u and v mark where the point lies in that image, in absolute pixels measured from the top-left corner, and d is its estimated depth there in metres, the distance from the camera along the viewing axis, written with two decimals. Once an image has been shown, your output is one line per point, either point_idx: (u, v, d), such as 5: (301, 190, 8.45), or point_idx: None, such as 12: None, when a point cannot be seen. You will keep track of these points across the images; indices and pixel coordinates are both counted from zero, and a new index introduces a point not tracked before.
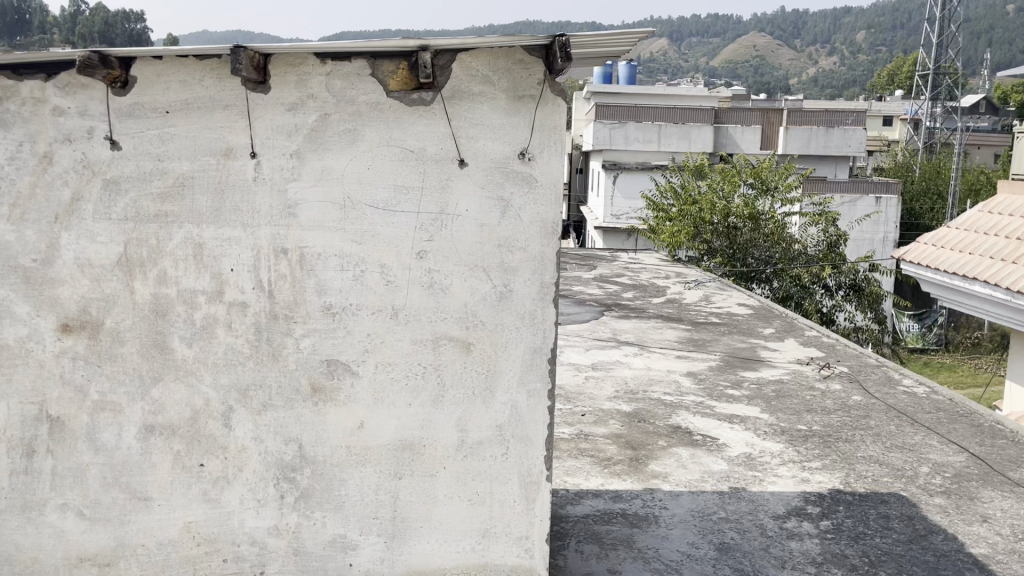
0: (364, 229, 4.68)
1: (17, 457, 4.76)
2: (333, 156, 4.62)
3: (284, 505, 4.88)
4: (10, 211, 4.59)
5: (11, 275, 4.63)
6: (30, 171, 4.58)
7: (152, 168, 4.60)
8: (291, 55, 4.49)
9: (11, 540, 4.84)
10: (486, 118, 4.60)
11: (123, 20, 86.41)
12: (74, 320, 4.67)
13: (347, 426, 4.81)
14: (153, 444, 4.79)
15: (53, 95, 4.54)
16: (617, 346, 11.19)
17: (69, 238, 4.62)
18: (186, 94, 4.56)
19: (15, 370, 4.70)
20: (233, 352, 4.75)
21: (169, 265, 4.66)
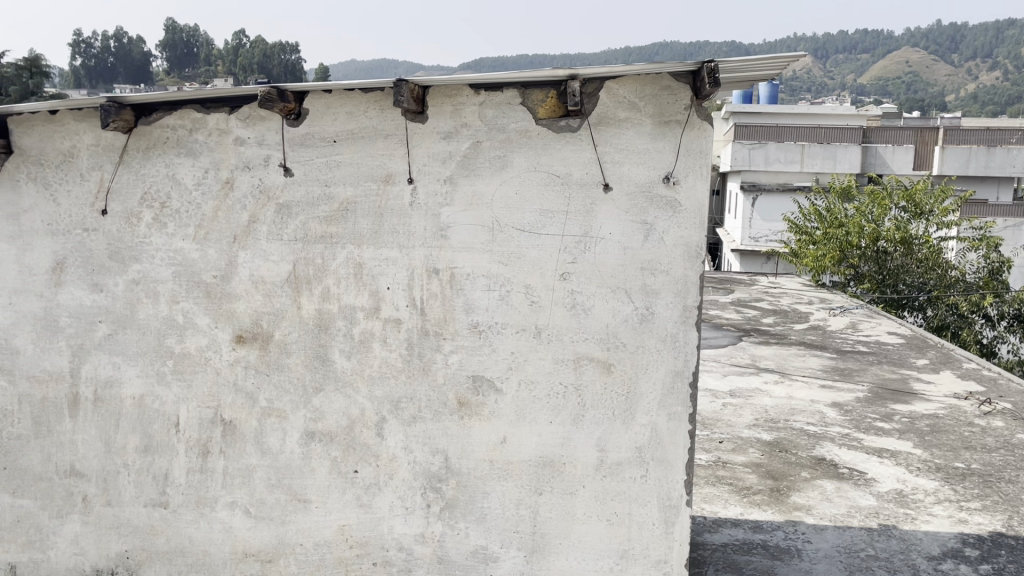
0: (511, 251, 4.85)
1: (194, 456, 5.22)
2: (484, 181, 4.84)
3: (430, 514, 5.09)
4: (196, 232, 5.08)
5: (195, 290, 5.11)
6: (213, 196, 5.06)
7: (319, 193, 4.97)
8: (448, 86, 4.76)
9: (186, 534, 5.29)
10: (633, 144, 4.69)
11: (280, 54, 92.33)
12: (247, 331, 5.10)
13: (490, 441, 4.98)
14: (313, 449, 5.14)
15: (235, 127, 5.00)
16: (757, 373, 10.91)
17: (245, 256, 5.06)
18: (352, 124, 4.91)
19: (195, 376, 5.17)
20: (387, 365, 5.04)
21: (333, 283, 5.01)
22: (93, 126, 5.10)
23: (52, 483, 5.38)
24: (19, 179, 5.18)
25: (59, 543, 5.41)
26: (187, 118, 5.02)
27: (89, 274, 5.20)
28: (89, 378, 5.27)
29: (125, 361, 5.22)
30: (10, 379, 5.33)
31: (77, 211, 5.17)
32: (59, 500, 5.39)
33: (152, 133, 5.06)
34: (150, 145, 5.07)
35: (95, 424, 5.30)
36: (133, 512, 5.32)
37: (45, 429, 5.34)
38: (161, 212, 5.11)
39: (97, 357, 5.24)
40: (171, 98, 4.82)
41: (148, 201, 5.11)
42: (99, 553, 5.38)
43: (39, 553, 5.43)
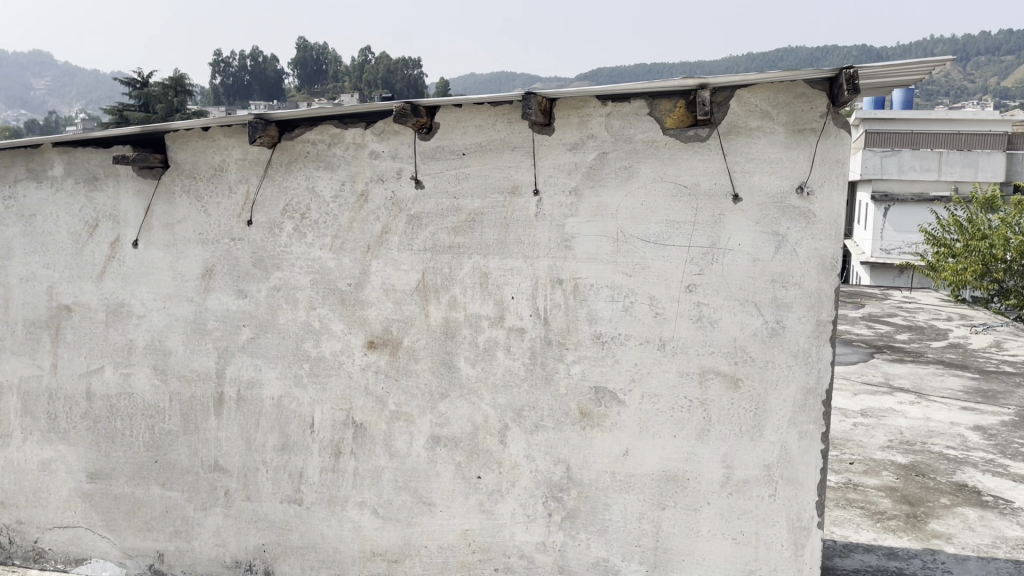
0: (636, 262, 4.83)
1: (327, 456, 5.46)
2: (609, 193, 4.84)
3: (551, 523, 5.11)
4: (332, 241, 5.33)
5: (330, 297, 5.36)
6: (349, 208, 5.29)
7: (448, 204, 5.11)
8: (575, 98, 4.79)
9: (319, 531, 5.52)
10: (764, 153, 4.58)
11: (404, 69, 95.17)
12: (378, 337, 5.30)
13: (612, 452, 4.96)
14: (439, 453, 5.27)
15: (371, 141, 5.21)
16: (891, 393, 10.37)
17: (377, 265, 5.26)
18: (480, 137, 5.01)
19: (329, 379, 5.41)
20: (511, 374, 5.11)
21: (460, 291, 5.14)
22: (241, 141, 5.44)
23: (198, 477, 5.74)
24: (174, 192, 5.58)
25: (203, 533, 5.75)
26: (326, 133, 5.27)
27: (235, 281, 5.53)
28: (233, 379, 5.60)
29: (266, 363, 5.52)
30: (163, 379, 5.73)
31: (224, 221, 5.52)
32: (204, 493, 5.73)
33: (294, 147, 5.34)
34: (292, 159, 5.36)
35: (237, 422, 5.62)
36: (270, 507, 5.61)
37: (192, 425, 5.71)
38: (301, 222, 5.38)
39: (241, 359, 5.57)
40: (312, 114, 5.08)
41: (289, 212, 5.40)
42: (238, 545, 5.69)
43: (184, 542, 5.79)
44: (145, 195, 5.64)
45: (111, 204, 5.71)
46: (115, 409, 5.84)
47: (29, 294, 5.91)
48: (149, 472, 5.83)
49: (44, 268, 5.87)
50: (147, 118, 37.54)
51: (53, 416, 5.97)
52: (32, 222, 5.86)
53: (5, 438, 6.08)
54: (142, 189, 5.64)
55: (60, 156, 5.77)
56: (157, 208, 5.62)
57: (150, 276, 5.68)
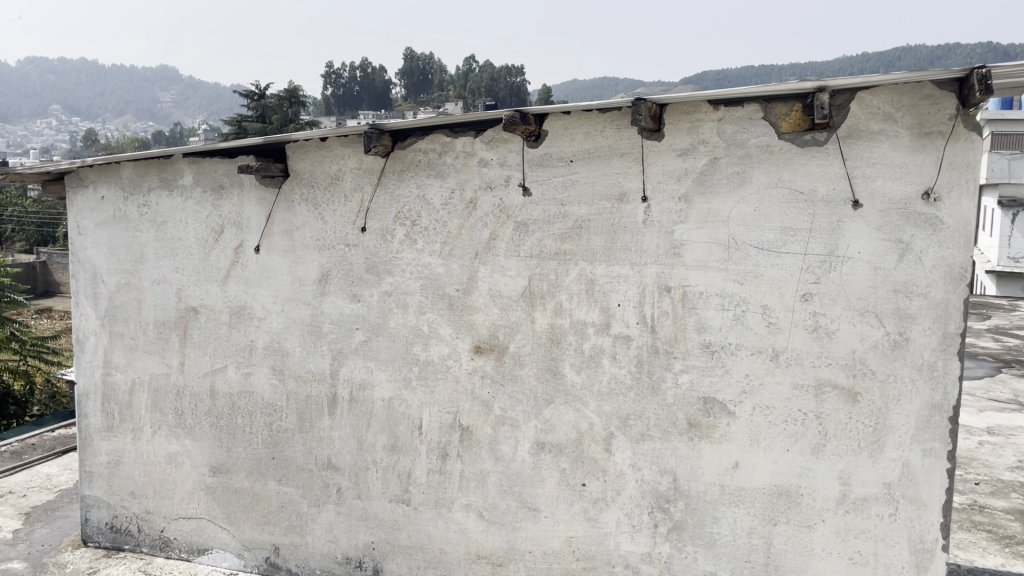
0: (749, 270, 4.71)
1: (435, 458, 5.57)
2: (721, 199, 4.74)
3: (657, 534, 5.04)
4: (442, 247, 5.43)
5: (439, 302, 5.47)
6: (458, 215, 5.38)
7: (556, 211, 5.13)
8: (687, 103, 4.72)
9: (426, 531, 5.64)
10: (886, 158, 4.38)
11: (507, 76, 96.10)
12: (485, 342, 5.36)
13: (721, 465, 4.85)
14: (544, 459, 5.29)
15: (480, 149, 5.28)
16: (1021, 411, 9.73)
17: (485, 272, 5.33)
18: (589, 144, 5.00)
19: (437, 382, 5.52)
20: (617, 382, 5.07)
21: (566, 298, 5.15)
22: (355, 151, 5.62)
23: (311, 474, 5.95)
24: (293, 200, 5.82)
25: (316, 529, 5.96)
26: (437, 141, 5.38)
27: (349, 285, 5.71)
28: (346, 380, 5.79)
29: (377, 365, 5.68)
30: (281, 378, 5.98)
31: (340, 228, 5.71)
32: (317, 489, 5.95)
33: (407, 156, 5.47)
34: (405, 167, 5.49)
35: (350, 422, 5.81)
36: (379, 506, 5.76)
37: (307, 424, 5.93)
38: (412, 229, 5.51)
39: (354, 361, 5.75)
40: (424, 123, 5.20)
41: (401, 219, 5.54)
42: (349, 542, 5.87)
43: (299, 537, 6.02)
44: (266, 203, 5.90)
45: (235, 211, 6.01)
46: (236, 406, 6.12)
47: (160, 297, 6.28)
48: (266, 468, 6.09)
49: (174, 272, 6.22)
50: (264, 128, 39.24)
51: (180, 412, 6.31)
52: (163, 229, 6.22)
53: (137, 431, 6.47)
54: (264, 197, 5.90)
55: (189, 166, 6.10)
56: (277, 216, 5.88)
57: (270, 280, 5.94)
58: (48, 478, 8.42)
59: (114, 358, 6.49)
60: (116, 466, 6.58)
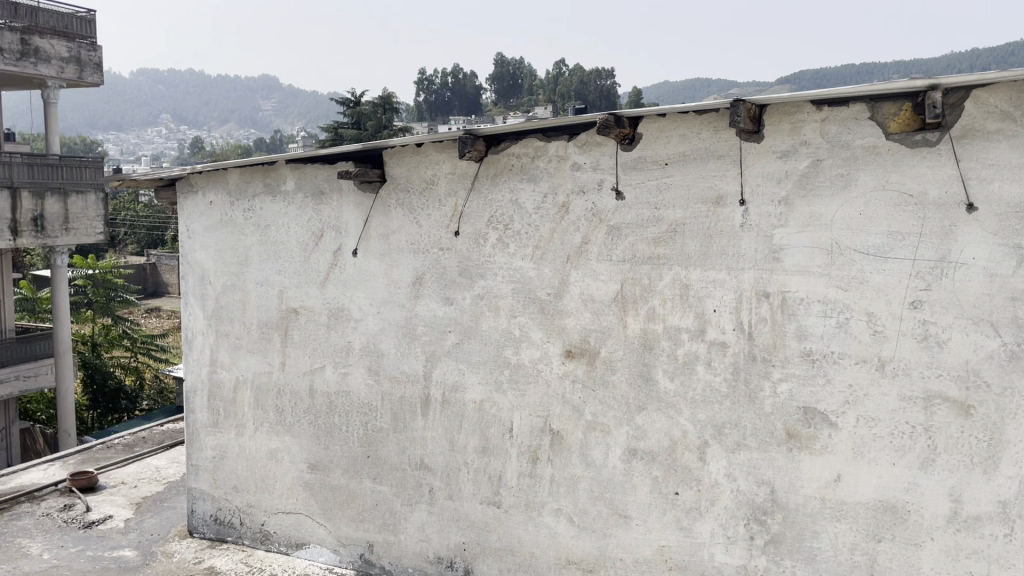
0: (853, 276, 4.53)
1: (525, 461, 5.59)
2: (823, 202, 4.59)
3: (753, 546, 4.90)
4: (534, 251, 5.45)
5: (531, 305, 5.48)
6: (551, 219, 5.38)
7: (650, 215, 5.06)
8: (788, 104, 4.59)
9: (516, 534, 5.65)
10: (1004, 159, 4.15)
11: (597, 79, 95.77)
12: (576, 347, 5.34)
13: (822, 477, 4.69)
14: (635, 466, 5.23)
15: (573, 153, 5.27)
16: None
17: (577, 276, 5.31)
18: (685, 147, 4.92)
19: (528, 386, 5.54)
20: (712, 389, 4.97)
21: (659, 303, 5.07)
22: (450, 156, 5.69)
23: (404, 474, 6.06)
24: (389, 205, 5.94)
25: (409, 528, 6.06)
26: (531, 146, 5.39)
27: (443, 288, 5.79)
28: (439, 382, 5.87)
29: (469, 368, 5.74)
30: (377, 379, 6.11)
31: (434, 232, 5.80)
32: (410, 489, 6.05)
33: (500, 160, 5.51)
34: (498, 171, 5.53)
35: (442, 423, 5.88)
36: (470, 507, 5.82)
37: (401, 424, 6.04)
38: (505, 233, 5.55)
39: (446, 363, 5.83)
40: (519, 127, 5.23)
41: (494, 223, 5.57)
42: (440, 542, 5.94)
43: (392, 535, 6.13)
44: (364, 208, 6.05)
45: (334, 216, 6.17)
46: (333, 406, 6.29)
47: (263, 298, 6.51)
48: (361, 466, 6.23)
49: (276, 274, 6.44)
50: (359, 135, 40.30)
51: (280, 409, 6.53)
52: (266, 233, 6.45)
53: (240, 428, 6.73)
54: (362, 202, 6.05)
55: (291, 172, 6.30)
56: (374, 220, 6.01)
57: (367, 283, 6.08)
58: (157, 470, 8.85)
59: (220, 356, 6.77)
60: (220, 460, 6.86)
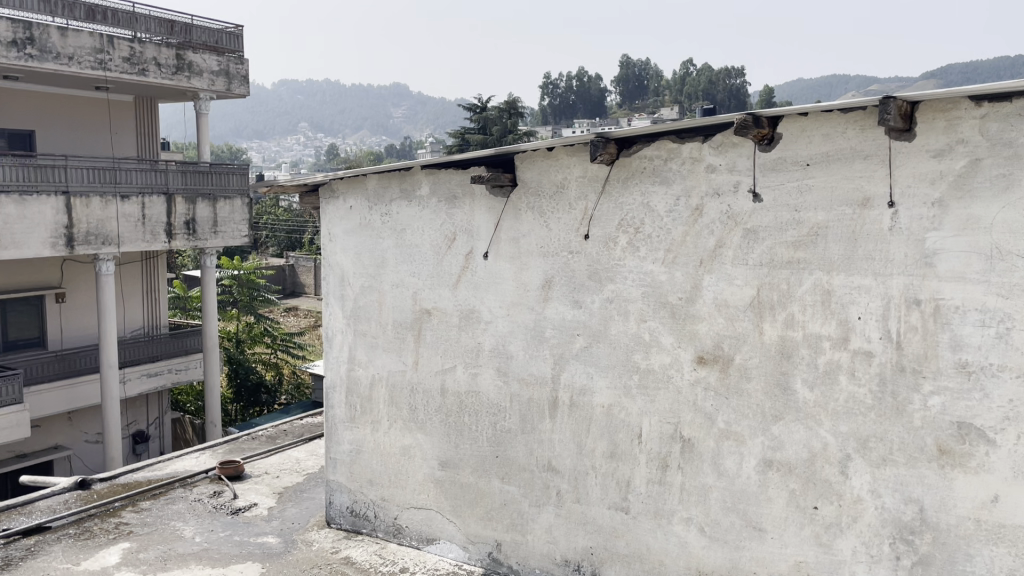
0: (1014, 282, 4.22)
1: (655, 468, 5.52)
2: (982, 204, 4.29)
3: (900, 567, 4.65)
4: (665, 255, 5.37)
5: (661, 310, 5.40)
6: (683, 222, 5.29)
7: (789, 218, 4.89)
8: (943, 100, 4.33)
9: (644, 541, 5.59)
10: None
11: (726, 79, 93.41)
12: (709, 353, 5.23)
13: (978, 497, 4.38)
14: (771, 478, 5.05)
15: (708, 154, 5.15)
16: None
17: (711, 280, 5.19)
18: (828, 147, 4.72)
19: (659, 392, 5.46)
20: (856, 401, 4.74)
21: (798, 309, 4.89)
22: (581, 159, 5.69)
23: (533, 475, 6.11)
24: (520, 209, 6.00)
25: (537, 529, 6.10)
26: (664, 148, 5.31)
27: (572, 291, 5.80)
28: (567, 385, 5.88)
29: (598, 371, 5.72)
30: (506, 380, 6.19)
31: (564, 235, 5.81)
32: (538, 490, 6.09)
33: (632, 163, 5.46)
34: (629, 174, 5.49)
35: (571, 427, 5.89)
36: (598, 511, 5.79)
37: (529, 426, 6.09)
38: (635, 236, 5.49)
39: (575, 366, 5.83)
40: (653, 129, 5.17)
41: (625, 226, 5.53)
42: (568, 544, 5.95)
43: (520, 535, 6.19)
44: (496, 212, 6.14)
45: (467, 219, 6.30)
46: (464, 405, 6.41)
47: (398, 299, 6.72)
48: (490, 466, 6.32)
49: (410, 277, 6.64)
50: (485, 140, 40.74)
51: (413, 407, 6.72)
52: (401, 236, 6.65)
53: (375, 424, 6.97)
54: (493, 206, 6.14)
55: (426, 177, 6.47)
56: (505, 223, 6.09)
57: (497, 286, 6.16)
58: (298, 461, 9.31)
59: (357, 354, 7.03)
60: (356, 454, 7.12)
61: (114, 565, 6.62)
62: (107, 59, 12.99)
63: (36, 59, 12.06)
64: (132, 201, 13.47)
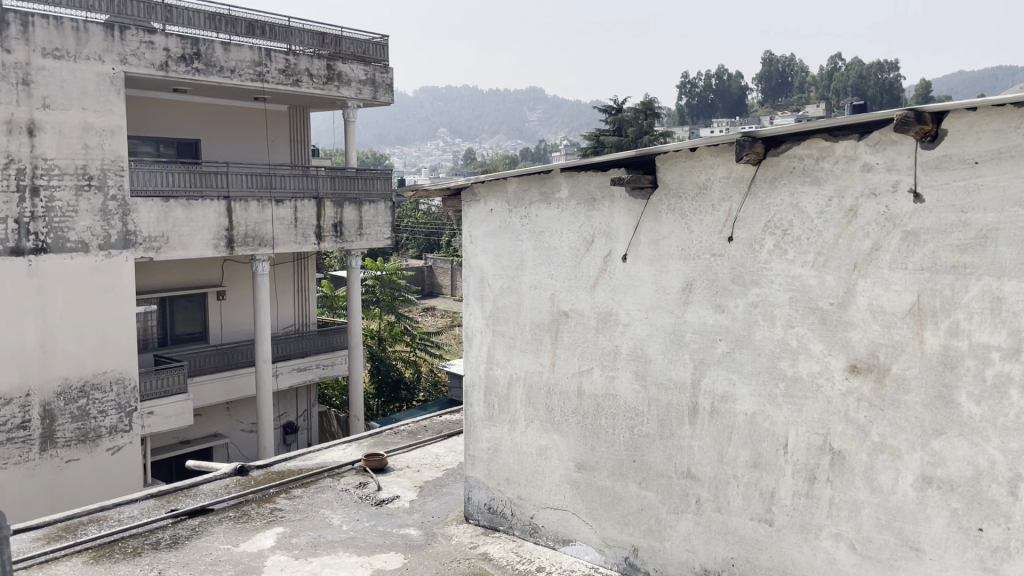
0: None
1: (801, 480, 5.31)
2: None
3: None
4: (815, 258, 5.15)
5: (811, 316, 5.19)
6: (836, 224, 5.06)
7: (954, 219, 4.58)
8: None
9: (789, 555, 5.40)
10: None
11: (877, 72, 88.58)
12: (862, 362, 4.97)
13: None
14: (930, 496, 4.75)
15: (864, 153, 4.90)
16: None
17: (865, 285, 4.94)
18: (999, 143, 4.39)
19: (807, 401, 5.25)
20: None
21: (964, 317, 4.58)
22: (726, 159, 5.54)
23: (671, 482, 6.01)
24: (661, 211, 5.92)
25: (675, 536, 6.00)
26: (815, 147, 5.10)
27: (715, 295, 5.66)
28: (708, 391, 5.75)
29: (741, 378, 5.56)
30: (644, 385, 6.12)
31: (707, 237, 5.68)
32: (676, 498, 5.99)
33: (781, 163, 5.27)
34: (777, 174, 5.30)
35: (712, 434, 5.75)
36: (740, 522, 5.63)
37: (668, 432, 6.00)
38: (783, 238, 5.30)
39: (716, 372, 5.69)
40: (803, 127, 4.97)
41: (772, 228, 5.35)
42: (708, 554, 5.82)
43: (657, 542, 6.12)
44: (636, 213, 6.08)
45: (606, 221, 6.27)
46: (601, 408, 6.40)
47: (536, 301, 6.78)
48: (628, 470, 6.27)
49: (548, 278, 6.68)
50: (620, 141, 40.38)
51: (550, 408, 6.76)
52: (540, 238, 6.70)
53: (512, 423, 7.06)
54: (634, 208, 6.08)
55: (565, 179, 6.49)
56: (645, 225, 6.03)
57: (636, 288, 6.11)
58: (437, 457, 9.57)
59: (495, 354, 7.15)
60: (494, 452, 7.24)
61: (269, 548, 7.04)
62: (265, 71, 13.82)
63: (201, 72, 12.98)
64: (286, 205, 14.26)
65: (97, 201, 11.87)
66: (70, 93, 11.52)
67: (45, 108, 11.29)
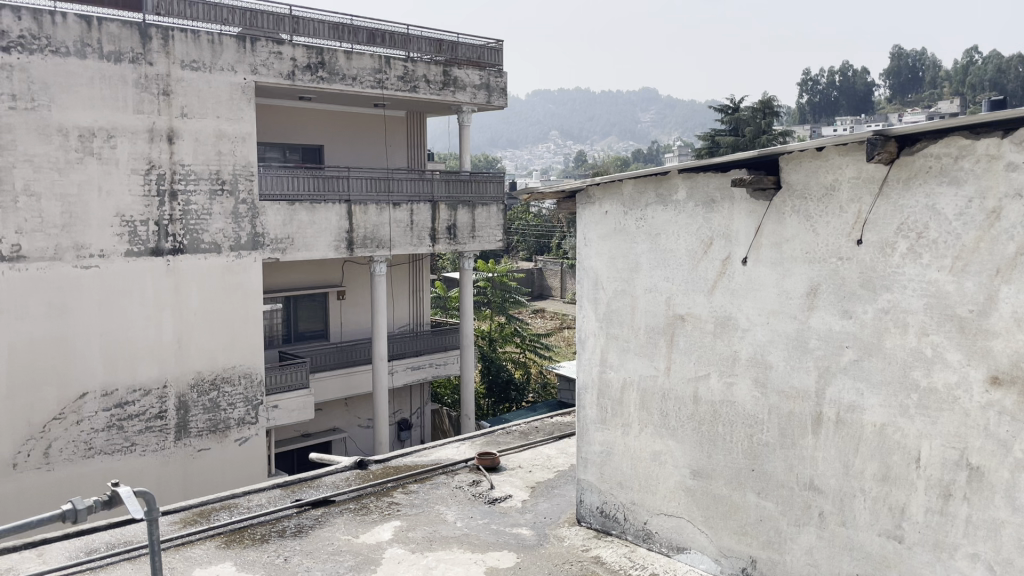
0: None
1: (935, 496, 5.04)
2: None
3: None
4: (953, 263, 4.88)
5: (948, 323, 4.92)
6: (976, 226, 4.78)
7: None
8: None
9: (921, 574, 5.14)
10: None
11: (1018, 65, 82.82)
12: (1004, 373, 4.67)
13: None
14: None
15: (1008, 151, 4.60)
16: None
17: (1009, 291, 4.64)
18: None
19: (942, 413, 4.97)
20: None
21: None
22: (855, 159, 5.32)
23: (792, 493, 5.82)
24: (785, 212, 5.75)
25: (796, 549, 5.81)
26: (954, 145, 4.83)
27: (842, 300, 5.45)
28: (834, 401, 5.54)
29: (869, 388, 5.34)
30: (764, 392, 5.95)
31: (835, 240, 5.47)
32: (798, 510, 5.79)
33: (915, 162, 5.02)
34: (911, 174, 5.05)
35: (837, 445, 5.54)
36: (867, 538, 5.39)
37: (790, 441, 5.82)
38: (918, 241, 5.05)
39: (843, 381, 5.48)
40: (940, 124, 4.72)
41: (905, 231, 5.10)
42: (831, 569, 5.61)
43: (777, 554, 5.94)
44: (757, 215, 5.92)
45: (725, 223, 6.14)
46: (718, 414, 6.26)
47: (651, 304, 6.71)
48: (746, 479, 6.11)
49: (664, 282, 6.59)
50: (737, 142, 39.33)
51: (665, 413, 6.67)
52: (656, 240, 6.62)
53: (626, 427, 7.01)
54: (756, 209, 5.92)
55: (683, 180, 6.38)
56: (767, 228, 5.87)
57: (757, 292, 5.95)
58: (548, 458, 9.61)
59: (609, 357, 7.11)
60: (607, 456, 7.21)
61: (387, 541, 7.25)
62: (384, 78, 14.26)
63: (325, 80, 13.52)
64: (403, 208, 14.67)
65: (229, 204, 12.55)
66: (206, 102, 12.23)
67: (183, 117, 12.04)
